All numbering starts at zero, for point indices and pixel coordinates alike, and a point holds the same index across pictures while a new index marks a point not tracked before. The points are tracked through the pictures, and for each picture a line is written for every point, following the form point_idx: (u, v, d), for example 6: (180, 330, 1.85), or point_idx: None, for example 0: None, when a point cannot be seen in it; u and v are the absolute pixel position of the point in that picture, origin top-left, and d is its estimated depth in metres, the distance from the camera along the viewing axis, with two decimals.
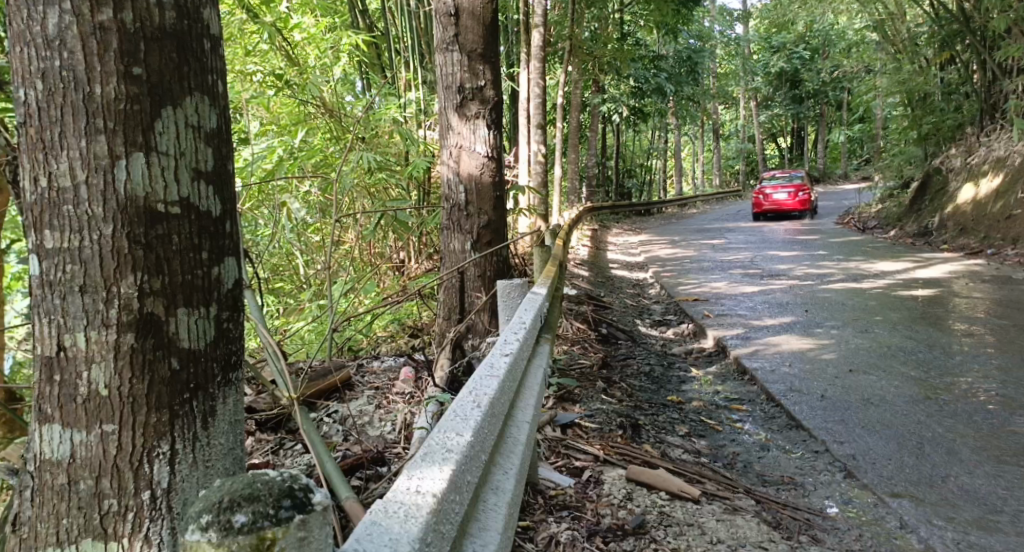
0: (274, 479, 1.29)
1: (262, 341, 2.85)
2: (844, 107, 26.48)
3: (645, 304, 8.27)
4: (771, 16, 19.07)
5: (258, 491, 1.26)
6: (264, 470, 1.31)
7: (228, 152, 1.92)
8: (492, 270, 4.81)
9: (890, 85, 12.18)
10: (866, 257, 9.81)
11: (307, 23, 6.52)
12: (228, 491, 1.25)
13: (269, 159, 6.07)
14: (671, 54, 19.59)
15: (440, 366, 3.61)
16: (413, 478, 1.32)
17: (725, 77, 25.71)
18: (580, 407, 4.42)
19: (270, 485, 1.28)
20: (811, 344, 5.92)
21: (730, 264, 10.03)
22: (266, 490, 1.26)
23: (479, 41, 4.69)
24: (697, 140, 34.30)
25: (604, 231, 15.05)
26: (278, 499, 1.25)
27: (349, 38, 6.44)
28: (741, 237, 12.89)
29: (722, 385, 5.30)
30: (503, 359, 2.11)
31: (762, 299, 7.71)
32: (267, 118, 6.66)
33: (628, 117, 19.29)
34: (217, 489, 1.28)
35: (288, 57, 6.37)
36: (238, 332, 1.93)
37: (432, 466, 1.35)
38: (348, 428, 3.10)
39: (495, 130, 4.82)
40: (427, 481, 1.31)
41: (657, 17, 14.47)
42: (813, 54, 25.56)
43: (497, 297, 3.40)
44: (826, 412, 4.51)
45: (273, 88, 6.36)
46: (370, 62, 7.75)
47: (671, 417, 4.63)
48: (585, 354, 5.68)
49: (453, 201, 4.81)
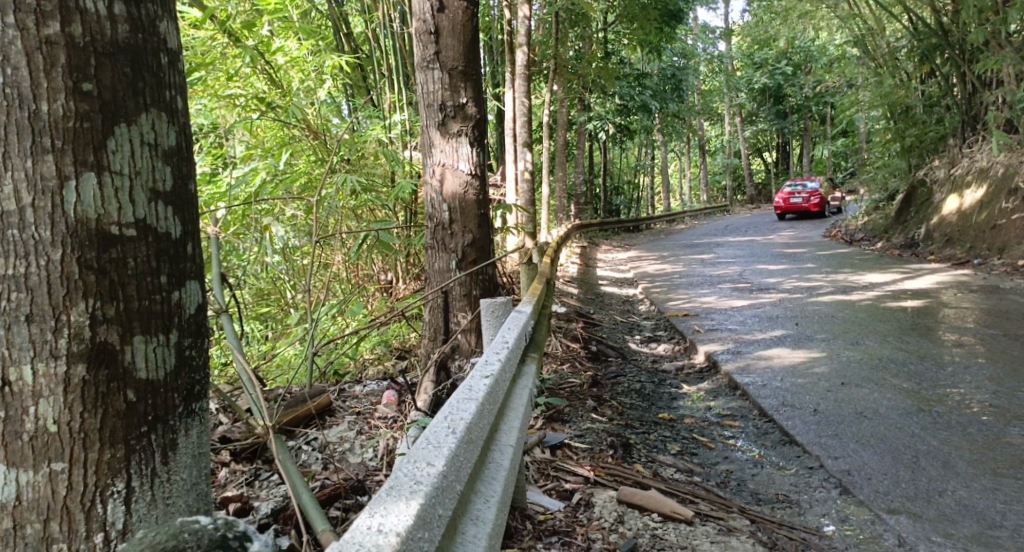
0: (203, 529, 1.56)
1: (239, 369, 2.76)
2: (828, 121, 26.64)
3: (635, 320, 8.19)
4: (753, 33, 19.22)
5: (184, 542, 1.52)
6: (194, 522, 1.58)
7: (191, 170, 1.84)
8: (477, 289, 4.72)
9: (872, 98, 12.23)
10: (855, 269, 9.79)
11: (289, 45, 6.48)
12: (154, 542, 1.52)
13: (253, 182, 6.01)
14: (656, 72, 19.68)
15: (424, 388, 3.50)
16: (377, 515, 1.22)
17: (709, 94, 25.89)
18: (570, 427, 4.33)
19: (199, 536, 1.55)
20: (803, 357, 5.85)
21: (720, 279, 9.98)
22: (193, 541, 1.53)
23: (460, 58, 4.64)
24: (684, 157, 34.49)
25: (593, 248, 14.99)
26: (207, 549, 1.52)
27: (332, 60, 6.42)
28: (730, 251, 12.87)
29: (714, 401, 5.22)
30: (484, 381, 2.01)
31: (752, 313, 7.65)
32: (251, 142, 6.60)
33: (614, 135, 19.36)
34: (142, 541, 1.54)
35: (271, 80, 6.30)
36: (202, 360, 1.85)
37: (398, 502, 1.25)
38: (327, 455, 2.98)
39: (478, 148, 4.75)
40: (391, 519, 1.21)
41: (640, 35, 14.55)
42: (796, 69, 25.73)
43: (482, 314, 3.30)
44: (819, 427, 4.43)
45: (257, 111, 6.31)
46: (354, 84, 7.73)
47: (662, 435, 4.53)
48: (574, 372, 5.58)
49: (437, 220, 4.72)
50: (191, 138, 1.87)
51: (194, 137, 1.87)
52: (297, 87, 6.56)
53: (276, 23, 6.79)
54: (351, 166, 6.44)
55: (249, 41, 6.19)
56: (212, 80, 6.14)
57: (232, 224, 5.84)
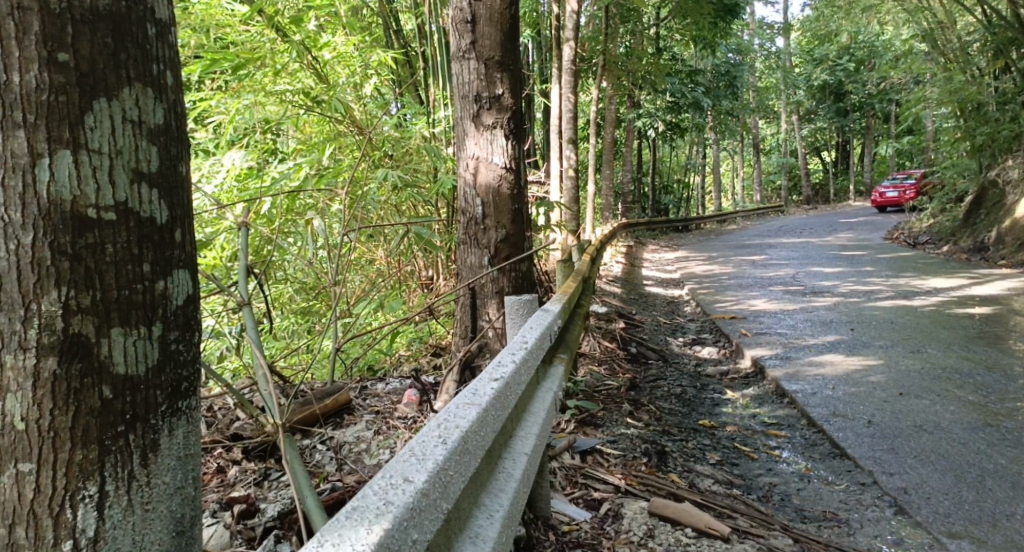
0: None
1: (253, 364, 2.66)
2: (892, 119, 25.68)
3: (679, 322, 7.95)
4: (814, 28, 18.66)
5: None
6: None
7: (182, 152, 1.72)
8: (510, 287, 4.58)
9: (941, 95, 11.72)
10: (918, 273, 9.36)
11: (336, 40, 6.40)
12: None
13: (296, 176, 5.98)
14: (710, 68, 19.28)
15: (446, 388, 3.36)
16: (332, 543, 1.10)
17: (765, 91, 25.29)
18: (603, 432, 4.16)
19: None
20: (859, 365, 5.56)
21: (771, 281, 9.65)
22: None
23: (496, 47, 4.48)
24: (737, 157, 33.81)
25: (639, 248, 14.73)
26: None
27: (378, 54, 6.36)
28: (783, 253, 12.47)
29: (760, 409, 4.97)
30: (492, 383, 1.86)
31: (804, 317, 7.35)
32: (298, 137, 6.59)
33: (664, 133, 19.02)
34: None
35: (317, 74, 6.22)
36: (191, 355, 1.73)
37: (358, 529, 1.13)
38: (341, 455, 2.86)
39: (514, 140, 4.59)
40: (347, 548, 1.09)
41: (694, 30, 14.22)
42: (859, 65, 24.85)
43: (505, 313, 3.16)
44: (873, 440, 4.16)
45: (302, 107, 6.30)
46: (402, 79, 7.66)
47: (702, 443, 4.32)
48: (611, 375, 5.40)
49: (470, 214, 4.59)
50: (184, 117, 1.75)
51: (187, 118, 1.75)
52: (342, 82, 6.52)
53: (323, 18, 6.73)
54: (393, 162, 6.35)
55: (297, 36, 6.15)
56: (259, 75, 6.11)
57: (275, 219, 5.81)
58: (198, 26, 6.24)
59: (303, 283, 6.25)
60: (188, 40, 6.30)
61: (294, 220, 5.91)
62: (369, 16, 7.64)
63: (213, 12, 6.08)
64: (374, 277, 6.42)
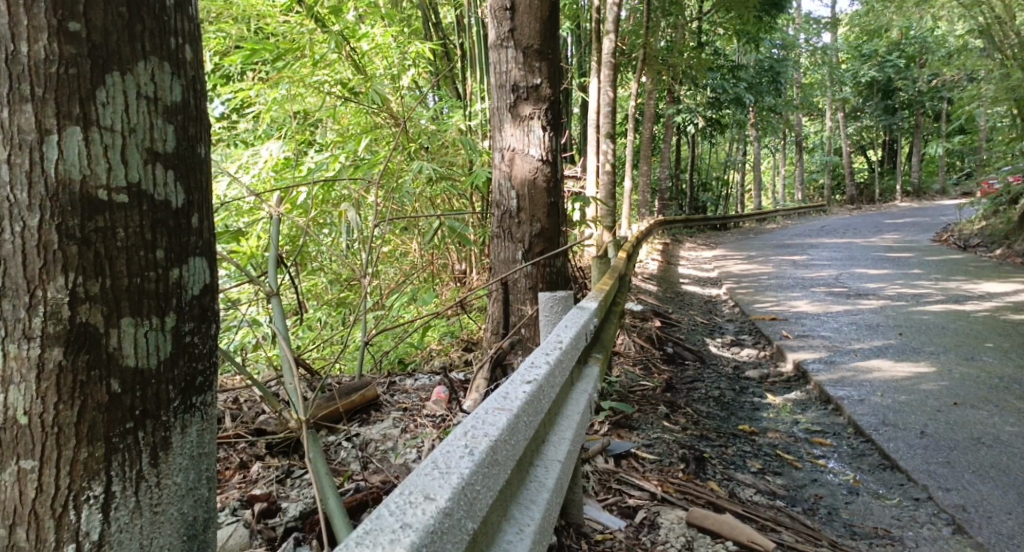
0: None
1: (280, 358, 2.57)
2: (942, 118, 24.89)
3: (717, 322, 7.73)
4: (863, 23, 18.12)
5: None
6: None
7: (201, 132, 1.63)
8: (544, 283, 4.45)
9: (996, 93, 11.28)
10: (969, 277, 9.00)
11: (374, 30, 6.34)
12: None
13: (331, 167, 5.92)
14: (753, 64, 18.82)
15: (477, 387, 3.25)
16: None
17: (810, 87, 24.69)
18: (638, 436, 4.03)
19: None
20: (908, 371, 5.33)
21: (813, 282, 9.37)
22: None
23: (536, 36, 4.35)
24: (777, 154, 33.14)
25: (676, 246, 14.47)
26: None
27: (416, 45, 6.27)
28: (825, 253, 12.13)
29: (804, 415, 4.78)
30: (526, 386, 1.74)
31: (849, 320, 7.10)
32: (335, 128, 6.55)
33: (704, 129, 18.65)
34: None
35: (355, 65, 6.16)
36: (207, 348, 1.63)
37: None
38: (367, 454, 2.76)
39: (551, 131, 4.45)
40: None
41: (738, 25, 13.89)
42: (909, 62, 24.10)
43: (539, 310, 3.04)
44: (926, 452, 3.96)
45: (340, 99, 6.25)
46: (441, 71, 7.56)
47: (741, 449, 4.15)
48: (646, 376, 5.26)
49: (504, 207, 4.46)
50: (205, 95, 1.66)
51: (208, 98, 1.66)
52: (379, 73, 6.46)
53: (361, 8, 6.67)
54: (429, 154, 6.25)
55: (335, 26, 6.17)
56: (297, 65, 6.06)
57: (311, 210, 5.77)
58: (239, 16, 6.28)
59: (337, 274, 6.19)
60: (229, 31, 6.36)
61: (329, 211, 5.85)
62: (409, 7, 7.55)
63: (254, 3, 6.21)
64: (407, 269, 6.34)
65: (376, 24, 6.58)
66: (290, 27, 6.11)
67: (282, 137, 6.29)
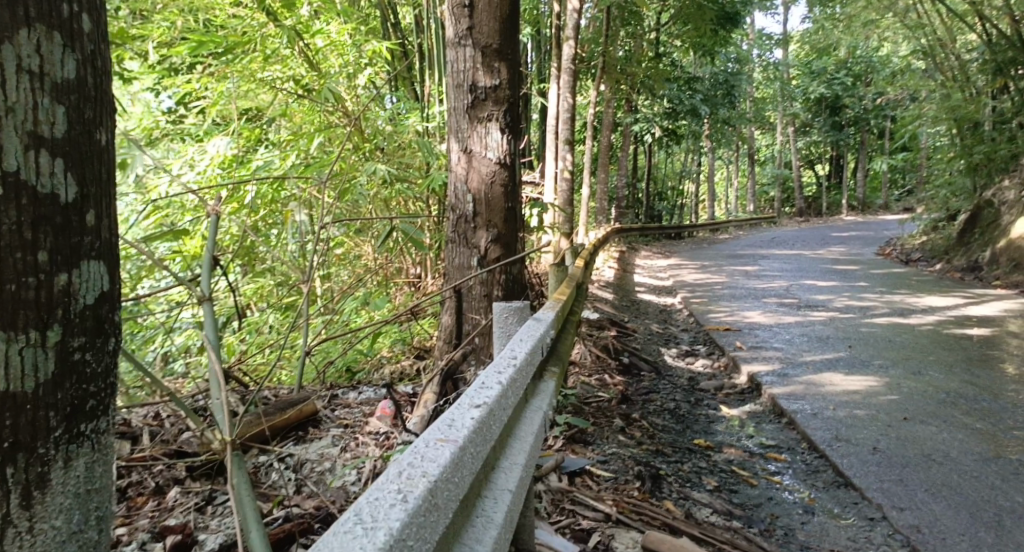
0: None
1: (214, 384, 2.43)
2: (886, 135, 25.48)
3: (672, 332, 7.64)
4: (813, 41, 18.41)
5: None
6: None
7: (104, 118, 1.55)
8: (500, 290, 4.28)
9: (939, 112, 11.50)
10: (912, 291, 9.12)
11: (330, 27, 6.11)
12: None
13: (284, 165, 5.71)
14: (708, 76, 18.91)
15: (424, 403, 3.05)
16: None
17: (763, 102, 25.02)
18: (593, 452, 3.88)
19: None
20: (859, 385, 5.29)
21: (765, 292, 9.38)
22: None
23: (495, 35, 4.18)
24: (730, 165, 33.52)
25: (632, 254, 14.43)
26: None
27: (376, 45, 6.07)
28: (776, 264, 12.20)
29: (758, 428, 4.68)
30: (475, 413, 1.55)
31: (800, 331, 7.07)
32: (290, 128, 6.30)
33: (660, 139, 18.71)
34: None
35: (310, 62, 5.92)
36: (102, 363, 1.55)
37: None
38: (301, 477, 2.55)
39: (509, 134, 4.28)
40: None
41: (694, 37, 13.95)
42: (856, 80, 24.57)
43: (494, 323, 2.88)
44: (879, 468, 3.88)
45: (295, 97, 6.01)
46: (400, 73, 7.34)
47: (697, 465, 4.01)
48: (601, 387, 5.13)
49: (460, 212, 4.28)
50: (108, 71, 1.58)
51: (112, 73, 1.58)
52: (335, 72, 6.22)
53: (317, 5, 6.46)
54: (385, 155, 6.03)
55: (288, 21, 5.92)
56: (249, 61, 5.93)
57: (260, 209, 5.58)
58: (187, 7, 5.98)
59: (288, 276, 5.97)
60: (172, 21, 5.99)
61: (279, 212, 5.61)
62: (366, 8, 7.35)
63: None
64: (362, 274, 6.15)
65: (332, 22, 6.35)
66: (243, 20, 5.87)
67: (231, 133, 6.01)
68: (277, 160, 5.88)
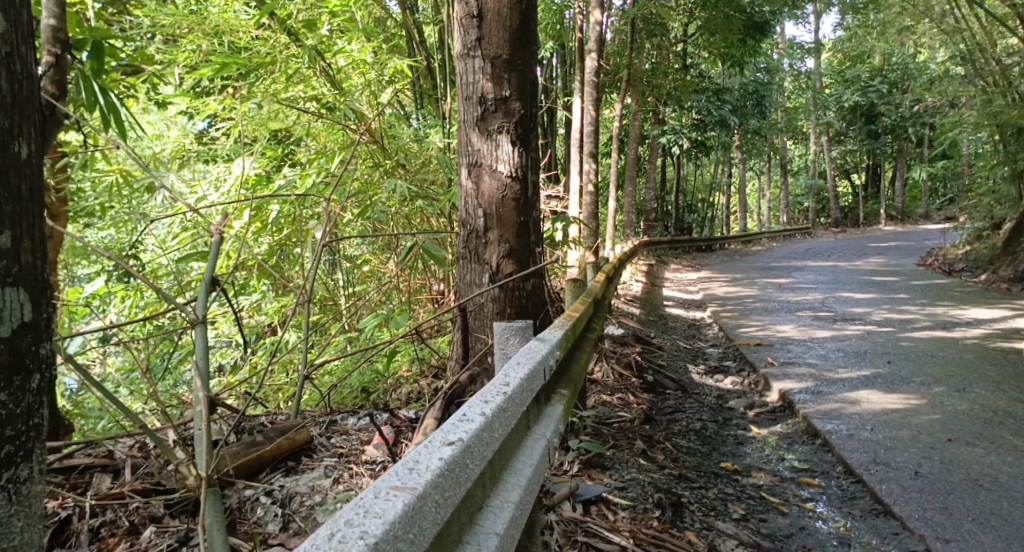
0: None
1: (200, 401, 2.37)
2: (925, 143, 24.76)
3: (700, 347, 7.40)
4: (846, 47, 17.94)
5: None
6: None
7: (21, 171, 1.77)
8: (513, 308, 4.11)
9: (980, 118, 11.02)
10: (956, 303, 8.73)
11: (350, 45, 6.00)
12: None
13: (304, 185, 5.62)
14: (737, 86, 18.55)
15: (422, 431, 3.04)
16: None
17: (795, 111, 24.52)
18: (610, 477, 3.68)
19: None
20: (899, 403, 5.00)
21: (799, 305, 9.07)
22: None
23: (505, 46, 4.03)
24: (763, 175, 32.91)
25: (661, 267, 14.15)
26: None
27: (396, 61, 5.92)
28: (811, 277, 11.83)
29: (789, 450, 4.43)
30: (446, 451, 1.60)
31: (836, 346, 6.78)
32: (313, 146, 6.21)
33: (689, 151, 18.37)
34: None
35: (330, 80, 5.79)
36: (25, 386, 1.77)
37: None
38: (288, 513, 2.59)
39: (522, 147, 4.11)
40: None
41: (721, 47, 13.61)
42: (892, 87, 23.89)
43: (494, 343, 2.75)
44: (921, 495, 3.61)
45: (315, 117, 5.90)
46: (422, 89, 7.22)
47: (723, 491, 3.77)
48: (623, 406, 4.94)
49: (471, 227, 4.12)
50: (35, 129, 1.83)
51: (37, 132, 1.82)
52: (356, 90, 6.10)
53: (337, 23, 6.36)
54: (407, 172, 5.84)
55: (308, 41, 5.89)
56: (270, 81, 5.86)
57: (283, 229, 5.54)
58: (208, 29, 5.94)
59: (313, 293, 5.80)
60: (200, 45, 6.11)
61: (300, 232, 5.53)
62: (387, 26, 7.22)
63: (229, 19, 6.00)
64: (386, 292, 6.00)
65: (352, 40, 6.23)
66: (266, 42, 5.87)
67: (253, 153, 5.97)
68: (299, 179, 5.79)
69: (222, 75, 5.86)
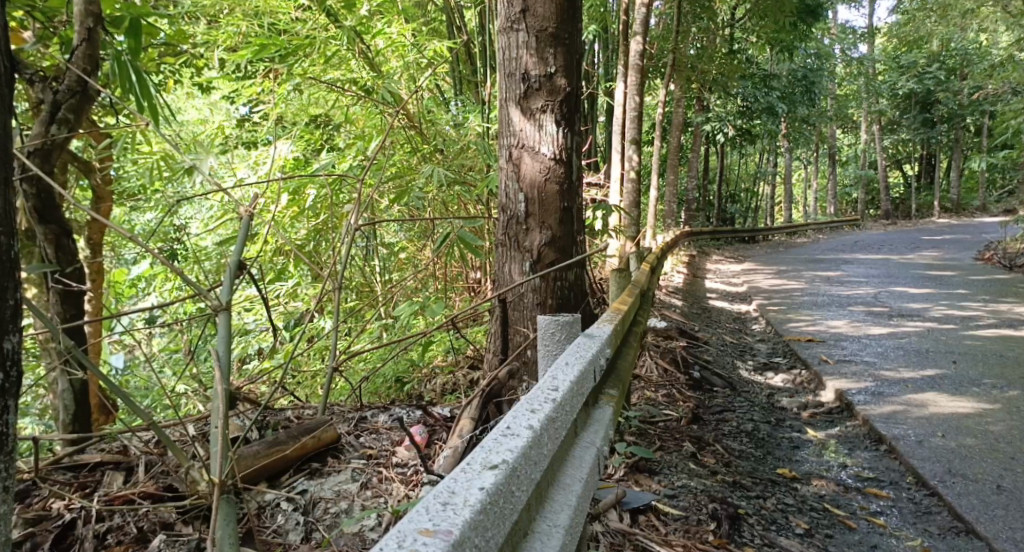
0: None
1: (217, 395, 2.15)
2: (983, 133, 23.75)
3: (747, 342, 7.06)
4: (903, 32, 17.15)
5: None
6: None
7: None
8: (554, 298, 3.86)
9: None
10: (1022, 300, 8.21)
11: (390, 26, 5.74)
12: None
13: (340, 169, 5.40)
14: (785, 73, 17.91)
15: (459, 431, 2.84)
16: None
17: (845, 98, 23.68)
18: (659, 483, 3.41)
19: None
20: (969, 407, 4.65)
21: (851, 300, 8.65)
22: None
23: (552, 18, 3.75)
24: (809, 166, 31.99)
25: (703, 259, 13.74)
26: None
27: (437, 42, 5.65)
28: (863, 270, 11.33)
29: (851, 456, 4.11)
30: (488, 477, 1.40)
31: (894, 343, 6.40)
32: (351, 130, 5.98)
33: (734, 140, 17.81)
34: None
35: (370, 63, 5.55)
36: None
37: None
38: (309, 522, 2.43)
39: (567, 128, 3.84)
40: None
41: (772, 30, 13.04)
42: (949, 74, 22.92)
43: (538, 338, 2.52)
44: (1007, 514, 3.29)
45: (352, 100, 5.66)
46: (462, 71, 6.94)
47: (783, 502, 3.48)
48: (669, 404, 4.66)
49: (511, 212, 3.86)
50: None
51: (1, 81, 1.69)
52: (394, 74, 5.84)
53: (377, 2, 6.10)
54: (446, 157, 5.61)
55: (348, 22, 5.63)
56: (309, 63, 5.64)
57: (319, 214, 5.33)
58: (250, 11, 5.75)
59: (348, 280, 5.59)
60: (240, 27, 5.85)
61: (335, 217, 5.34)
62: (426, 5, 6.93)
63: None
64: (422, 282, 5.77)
65: (391, 20, 5.97)
66: (305, 24, 5.64)
67: (291, 137, 5.81)
68: (335, 162, 5.61)
69: (260, 56, 5.66)
